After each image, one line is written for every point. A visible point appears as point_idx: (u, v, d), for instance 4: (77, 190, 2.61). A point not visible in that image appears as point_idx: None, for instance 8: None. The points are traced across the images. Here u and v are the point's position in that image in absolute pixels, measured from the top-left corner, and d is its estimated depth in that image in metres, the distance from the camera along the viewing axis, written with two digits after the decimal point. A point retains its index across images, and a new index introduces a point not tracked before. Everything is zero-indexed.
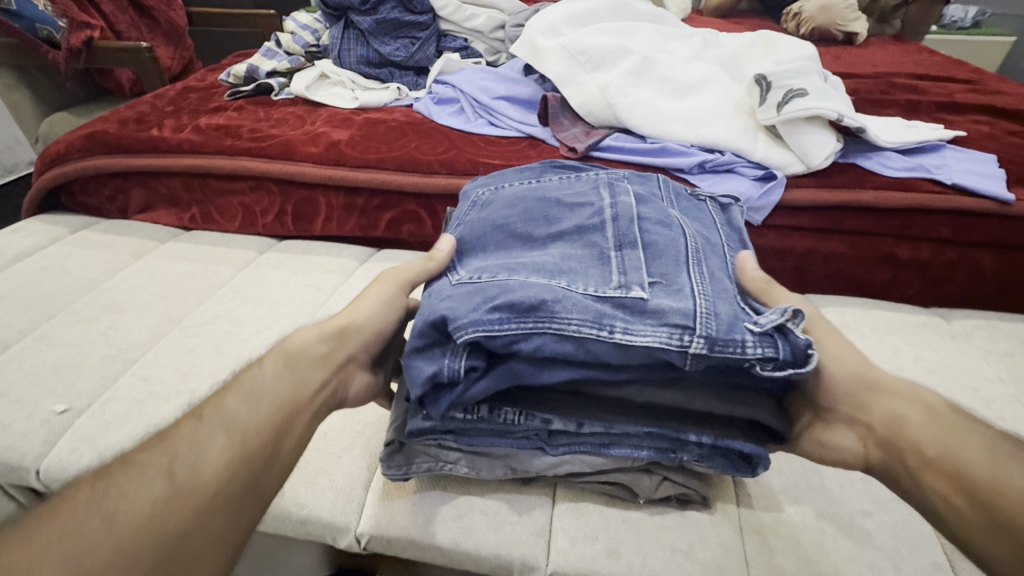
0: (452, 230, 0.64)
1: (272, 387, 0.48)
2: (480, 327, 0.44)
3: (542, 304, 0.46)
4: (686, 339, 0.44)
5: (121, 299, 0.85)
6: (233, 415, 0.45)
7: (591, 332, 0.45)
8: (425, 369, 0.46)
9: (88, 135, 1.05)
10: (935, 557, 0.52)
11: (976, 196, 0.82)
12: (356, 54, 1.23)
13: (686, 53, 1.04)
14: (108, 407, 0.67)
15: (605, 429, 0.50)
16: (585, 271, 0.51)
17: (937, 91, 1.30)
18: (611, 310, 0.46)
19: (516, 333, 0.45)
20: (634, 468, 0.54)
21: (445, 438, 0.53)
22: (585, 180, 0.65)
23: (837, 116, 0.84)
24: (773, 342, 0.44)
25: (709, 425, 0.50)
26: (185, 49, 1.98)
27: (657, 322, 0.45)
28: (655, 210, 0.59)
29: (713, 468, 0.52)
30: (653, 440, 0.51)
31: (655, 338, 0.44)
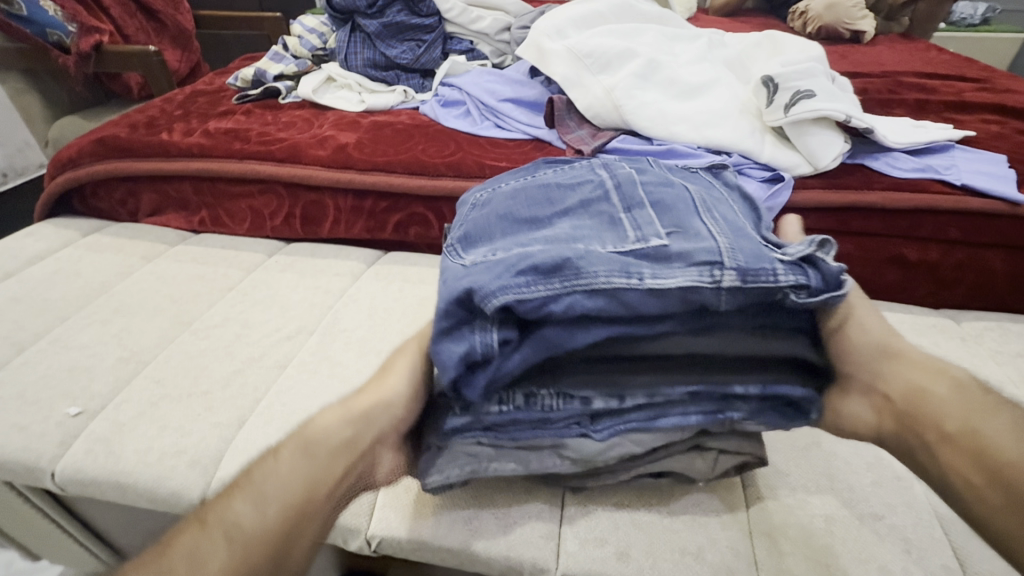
0: (454, 229, 0.62)
1: (285, 485, 0.44)
2: (510, 291, 0.44)
3: (567, 262, 0.46)
4: (717, 274, 0.46)
5: (134, 301, 0.86)
6: (239, 523, 0.42)
7: (622, 281, 0.45)
8: (455, 350, 0.46)
9: (99, 139, 1.07)
10: (946, 560, 0.52)
11: (986, 197, 0.81)
12: (362, 57, 1.24)
13: (693, 54, 1.04)
14: (121, 409, 0.68)
15: (649, 397, 0.50)
16: (599, 233, 0.52)
17: (946, 90, 1.29)
18: (637, 262, 0.47)
19: (547, 294, 0.45)
20: (684, 447, 0.54)
21: (485, 435, 0.52)
22: (577, 168, 0.66)
23: (845, 117, 0.84)
24: (805, 271, 0.47)
25: (752, 372, 0.50)
26: (192, 52, 1.99)
27: (684, 263, 0.47)
28: (652, 174, 0.61)
29: (767, 425, 0.51)
30: (698, 403, 0.51)
31: (687, 278, 0.46)
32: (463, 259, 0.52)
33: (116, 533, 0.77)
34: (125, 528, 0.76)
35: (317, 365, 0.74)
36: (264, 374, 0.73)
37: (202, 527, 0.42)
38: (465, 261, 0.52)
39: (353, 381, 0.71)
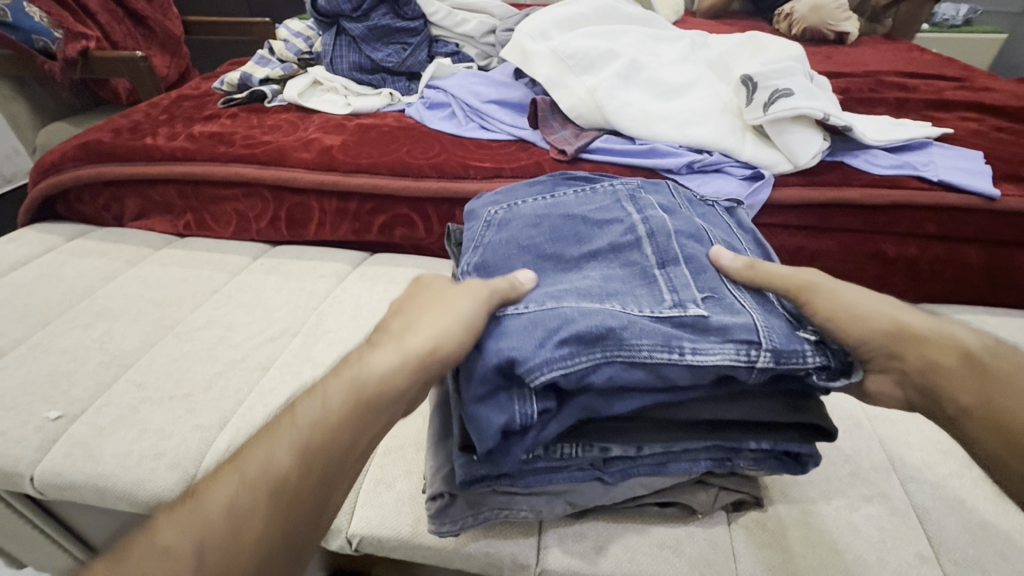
0: (471, 253, 0.61)
1: (323, 427, 0.41)
2: (555, 366, 0.42)
3: (609, 332, 0.44)
4: (753, 355, 0.43)
5: (117, 305, 0.85)
6: (274, 468, 0.39)
7: (662, 357, 0.43)
8: (494, 420, 0.43)
9: (84, 144, 1.06)
10: (920, 548, 0.52)
11: (962, 192, 0.83)
12: (348, 61, 1.24)
13: (675, 55, 1.05)
14: (101, 413, 0.68)
15: (666, 447, 0.49)
16: (633, 290, 0.50)
17: (926, 89, 1.31)
18: (673, 329, 0.45)
19: (587, 365, 0.43)
20: (688, 483, 0.54)
21: (500, 483, 0.50)
22: (601, 194, 0.63)
23: (823, 115, 0.85)
24: (824, 352, 0.45)
25: (765, 428, 0.50)
26: (181, 58, 2.00)
27: (721, 338, 0.44)
28: (683, 222, 0.58)
29: (766, 470, 0.52)
30: (710, 452, 0.51)
31: (725, 357, 0.43)
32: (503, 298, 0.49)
33: (99, 538, 0.77)
34: (108, 533, 0.75)
35: (299, 366, 0.74)
36: (247, 375, 0.73)
37: (237, 471, 0.40)
38: (499, 299, 0.50)
39: None
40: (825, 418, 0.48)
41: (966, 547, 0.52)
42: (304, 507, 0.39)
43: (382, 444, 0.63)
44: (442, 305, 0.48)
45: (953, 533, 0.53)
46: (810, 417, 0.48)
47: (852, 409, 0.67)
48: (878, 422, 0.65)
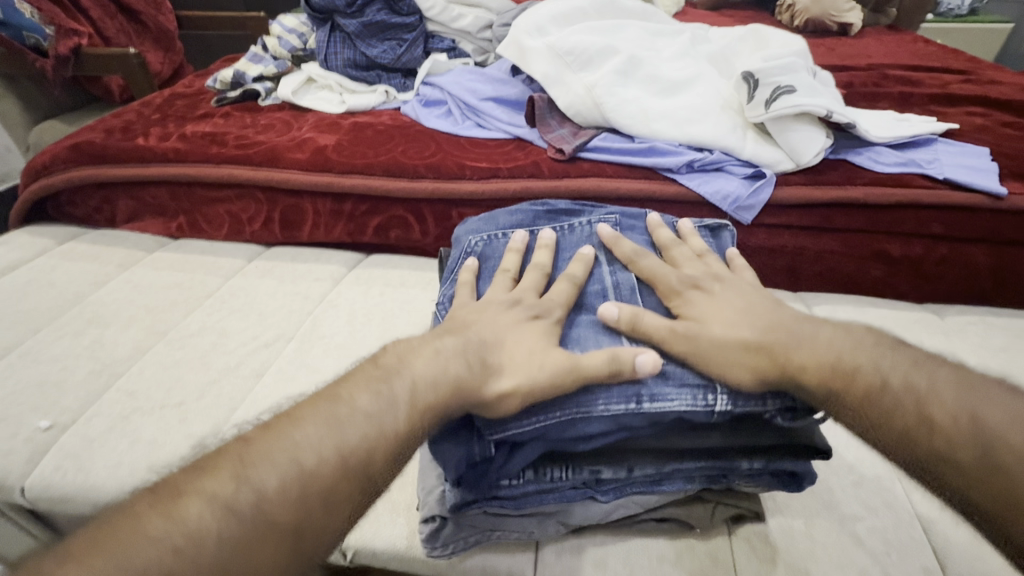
0: (445, 286, 0.61)
1: (365, 415, 0.41)
2: (511, 425, 0.44)
3: (565, 390, 0.46)
4: (711, 398, 0.45)
5: (108, 312, 0.84)
6: (320, 443, 0.39)
7: (620, 407, 0.44)
8: (455, 455, 0.45)
9: (74, 145, 1.05)
10: (926, 562, 0.52)
11: (968, 191, 0.81)
12: (343, 58, 1.22)
13: (675, 50, 1.03)
14: (93, 423, 0.67)
15: (657, 468, 0.48)
16: (596, 339, 0.51)
17: (931, 82, 1.29)
18: (633, 374, 0.46)
19: (545, 424, 0.45)
20: (685, 499, 0.53)
21: (490, 506, 0.49)
22: (577, 232, 0.63)
23: (826, 112, 0.83)
24: (793, 391, 0.46)
25: (762, 448, 0.48)
26: (174, 53, 1.97)
27: (679, 382, 0.46)
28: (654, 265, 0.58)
29: (762, 486, 0.51)
30: (704, 472, 0.50)
31: (682, 403, 0.45)
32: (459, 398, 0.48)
33: None
34: None
35: (294, 373, 0.73)
36: (240, 383, 0.72)
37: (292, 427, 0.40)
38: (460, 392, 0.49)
39: None
40: (814, 437, 0.48)
41: (971, 559, 0.52)
42: (344, 485, 0.38)
43: None
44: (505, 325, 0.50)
45: (958, 544, 0.53)
46: (799, 436, 0.48)
47: None
48: None
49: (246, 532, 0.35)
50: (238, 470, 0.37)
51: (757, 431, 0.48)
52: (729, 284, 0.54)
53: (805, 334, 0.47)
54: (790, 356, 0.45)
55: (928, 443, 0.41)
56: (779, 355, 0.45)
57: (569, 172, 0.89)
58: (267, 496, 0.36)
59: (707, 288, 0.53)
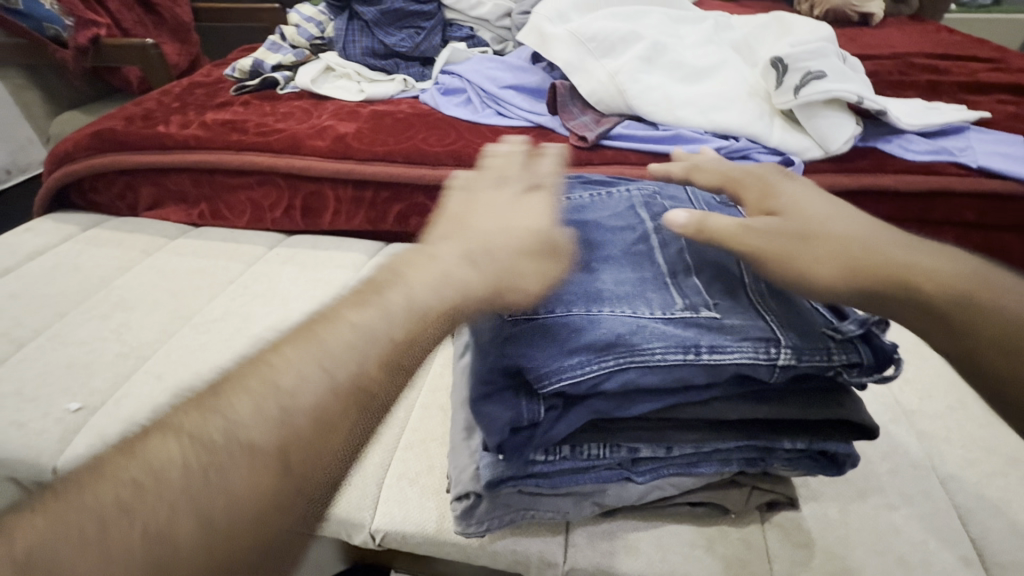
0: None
1: (344, 353, 0.36)
2: (565, 376, 0.42)
3: (619, 341, 0.44)
4: (774, 352, 0.43)
5: (133, 296, 0.85)
6: (293, 384, 0.34)
7: (677, 358, 0.43)
8: (502, 417, 0.44)
9: (97, 132, 1.05)
10: (965, 551, 0.51)
11: (1002, 178, 0.79)
12: (361, 46, 1.22)
13: (699, 36, 1.01)
14: (121, 404, 0.68)
15: (696, 447, 0.48)
16: (645, 296, 0.49)
17: (959, 71, 1.26)
18: (687, 332, 0.45)
19: (599, 374, 0.42)
20: (720, 482, 0.52)
21: (526, 483, 0.49)
22: (616, 198, 0.63)
23: (857, 98, 0.81)
24: (857, 349, 0.43)
25: (802, 428, 0.48)
26: (190, 45, 1.95)
27: (739, 337, 0.44)
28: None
29: (799, 470, 0.51)
30: (742, 451, 0.49)
31: (743, 355, 0.43)
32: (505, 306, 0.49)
33: None
34: None
35: None
36: None
37: (265, 369, 0.35)
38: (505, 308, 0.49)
39: None
40: (866, 416, 0.46)
41: (1012, 549, 0.51)
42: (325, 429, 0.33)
43: (402, 439, 0.62)
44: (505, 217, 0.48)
45: (998, 533, 0.52)
46: (849, 414, 0.46)
47: (889, 404, 0.64)
48: (917, 418, 0.63)
49: (214, 496, 0.30)
50: (200, 409, 0.33)
51: (805, 406, 0.46)
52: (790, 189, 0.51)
53: (881, 243, 0.45)
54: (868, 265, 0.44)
55: (1003, 337, 0.41)
56: (854, 260, 0.44)
57: (592, 159, 0.88)
58: (245, 434, 0.32)
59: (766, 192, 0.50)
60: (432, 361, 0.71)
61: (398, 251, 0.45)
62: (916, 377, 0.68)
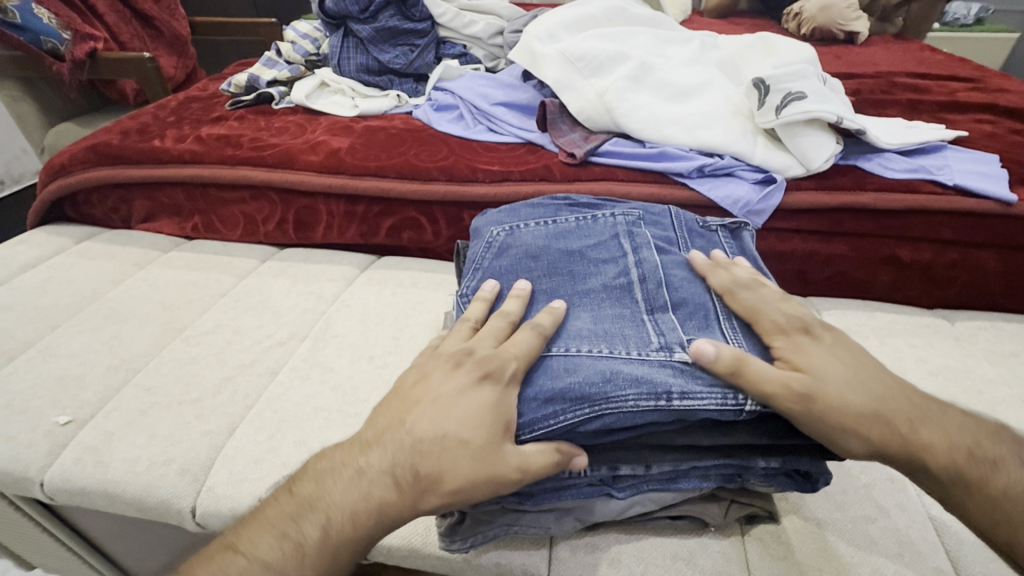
0: (469, 277, 0.64)
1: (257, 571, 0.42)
2: (543, 426, 0.47)
3: (595, 390, 0.47)
4: (741, 398, 0.47)
5: (125, 308, 0.85)
6: None
7: (650, 404, 0.46)
8: None
9: (92, 146, 1.06)
10: (939, 563, 0.52)
11: (978, 197, 0.81)
12: (356, 63, 1.24)
13: (685, 57, 1.04)
14: (111, 417, 0.68)
15: (674, 464, 0.50)
16: (623, 334, 0.53)
17: (939, 90, 1.29)
18: (661, 375, 0.48)
19: (577, 419, 0.47)
20: (700, 496, 0.54)
21: (510, 499, 0.50)
22: (601, 223, 0.67)
23: (837, 118, 0.84)
24: None
25: (776, 448, 0.50)
26: (187, 58, 1.99)
27: (709, 382, 0.48)
28: (677, 263, 0.61)
29: (776, 487, 0.52)
30: (719, 469, 0.51)
31: (712, 403, 0.47)
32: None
33: (105, 539, 0.77)
34: (117, 536, 0.75)
35: (308, 371, 0.73)
36: (255, 380, 0.73)
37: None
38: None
39: (344, 388, 0.71)
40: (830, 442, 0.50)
41: (985, 561, 0.52)
42: None
43: None
44: (441, 400, 0.47)
45: (973, 546, 0.53)
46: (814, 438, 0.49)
47: None
48: None
49: None
50: None
51: (776, 430, 0.49)
52: (837, 333, 0.51)
53: (918, 406, 0.47)
54: (911, 438, 0.46)
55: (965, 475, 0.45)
56: (895, 424, 0.46)
57: (580, 175, 0.90)
58: None
59: (817, 334, 0.51)
60: None
61: (336, 446, 0.49)
62: None
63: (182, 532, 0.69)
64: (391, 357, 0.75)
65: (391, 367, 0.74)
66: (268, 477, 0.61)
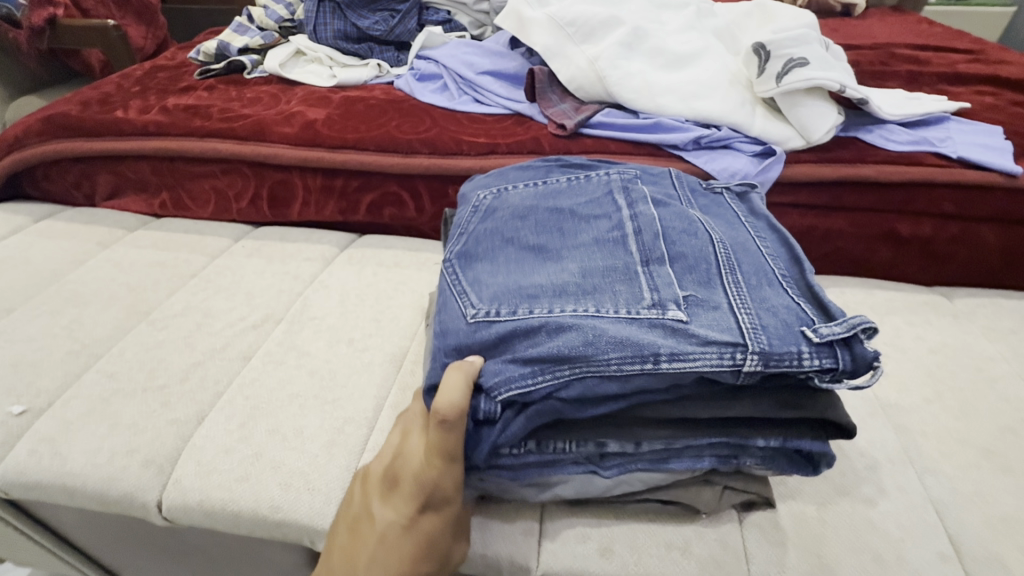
0: (454, 240, 0.61)
1: None
2: (516, 389, 0.44)
3: (575, 352, 0.44)
4: (739, 358, 0.43)
5: (86, 290, 0.80)
6: None
7: (636, 368, 0.44)
8: None
9: (48, 117, 0.99)
10: (942, 547, 0.50)
11: (981, 169, 0.79)
12: (333, 29, 1.16)
13: (680, 23, 0.99)
14: (69, 406, 0.64)
15: (665, 442, 0.48)
16: (613, 289, 0.50)
17: (939, 62, 1.26)
18: (648, 336, 0.45)
19: (554, 383, 0.44)
20: (690, 479, 0.51)
21: (490, 476, 0.50)
22: (595, 182, 0.64)
23: (839, 86, 0.80)
24: (832, 353, 0.43)
25: (772, 425, 0.47)
26: (157, 28, 1.88)
27: (702, 341, 0.44)
28: (674, 216, 0.58)
29: (774, 470, 0.50)
30: (713, 448, 0.48)
31: (706, 363, 0.43)
32: (470, 305, 0.51)
33: (72, 532, 0.73)
34: (85, 530, 0.71)
35: (283, 356, 0.69)
36: (226, 365, 0.68)
37: None
38: (470, 309, 0.51)
39: (321, 372, 0.67)
40: (843, 417, 0.46)
41: (987, 543, 0.50)
42: None
43: (371, 440, 0.60)
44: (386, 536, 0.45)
45: (975, 529, 0.51)
46: (814, 412, 0.46)
47: (867, 399, 0.64)
48: (894, 411, 0.63)
49: None
50: None
51: (774, 403, 0.46)
52: None
53: None
54: None
55: None
56: None
57: (570, 148, 0.86)
58: None
59: None
60: (404, 359, 0.69)
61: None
62: (893, 370, 0.68)
63: (151, 525, 0.65)
64: (371, 340, 0.71)
65: (372, 351, 0.70)
66: (239, 468, 0.57)
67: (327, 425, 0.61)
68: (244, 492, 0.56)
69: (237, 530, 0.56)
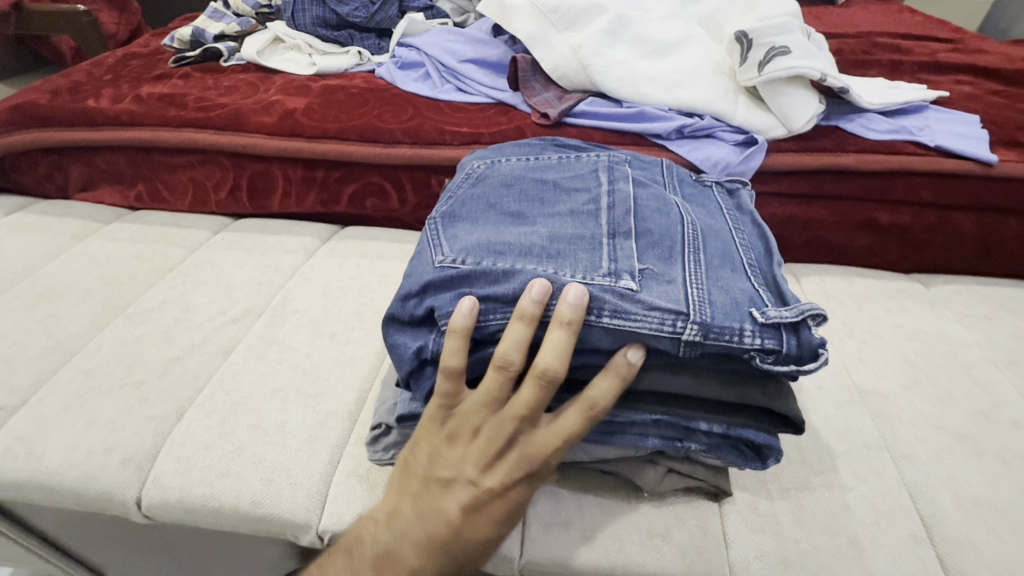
0: (443, 203, 0.61)
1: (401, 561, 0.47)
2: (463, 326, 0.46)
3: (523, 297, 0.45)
4: (680, 326, 0.44)
5: (60, 286, 0.78)
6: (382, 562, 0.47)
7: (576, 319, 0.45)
8: (410, 346, 0.49)
9: (14, 106, 0.95)
10: (914, 529, 0.52)
11: (958, 157, 0.80)
12: (312, 15, 1.14)
13: (664, 10, 0.98)
14: (44, 404, 0.62)
15: (610, 417, 0.48)
16: (575, 254, 0.50)
17: (919, 50, 1.26)
18: (597, 294, 0.46)
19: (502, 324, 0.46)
20: (637, 459, 0.52)
21: None
22: (585, 161, 0.64)
23: (820, 75, 0.80)
24: (777, 335, 0.44)
25: (719, 410, 0.48)
26: (131, 14, 1.82)
27: (648, 306, 0.45)
28: (652, 197, 0.58)
29: (722, 459, 0.50)
30: (659, 427, 0.49)
31: (646, 325, 0.44)
32: (438, 254, 0.51)
33: (53, 531, 0.72)
34: (66, 528, 0.70)
35: (265, 350, 0.68)
36: (206, 360, 0.67)
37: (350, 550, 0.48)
38: (439, 256, 0.51)
39: (304, 366, 0.66)
40: (790, 407, 0.46)
41: (957, 525, 0.52)
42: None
43: (354, 433, 0.60)
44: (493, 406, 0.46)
45: (947, 511, 0.53)
46: (760, 399, 0.46)
47: (846, 385, 0.65)
48: (870, 397, 0.64)
49: None
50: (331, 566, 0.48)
51: (721, 388, 0.47)
52: None
53: None
54: None
55: None
56: None
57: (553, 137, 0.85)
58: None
59: None
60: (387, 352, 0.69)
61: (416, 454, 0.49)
62: (870, 357, 0.69)
63: (132, 523, 0.64)
64: (355, 333, 0.71)
65: (355, 343, 0.69)
66: (220, 464, 0.57)
67: (310, 419, 0.61)
68: (226, 487, 0.55)
69: (220, 525, 0.56)
